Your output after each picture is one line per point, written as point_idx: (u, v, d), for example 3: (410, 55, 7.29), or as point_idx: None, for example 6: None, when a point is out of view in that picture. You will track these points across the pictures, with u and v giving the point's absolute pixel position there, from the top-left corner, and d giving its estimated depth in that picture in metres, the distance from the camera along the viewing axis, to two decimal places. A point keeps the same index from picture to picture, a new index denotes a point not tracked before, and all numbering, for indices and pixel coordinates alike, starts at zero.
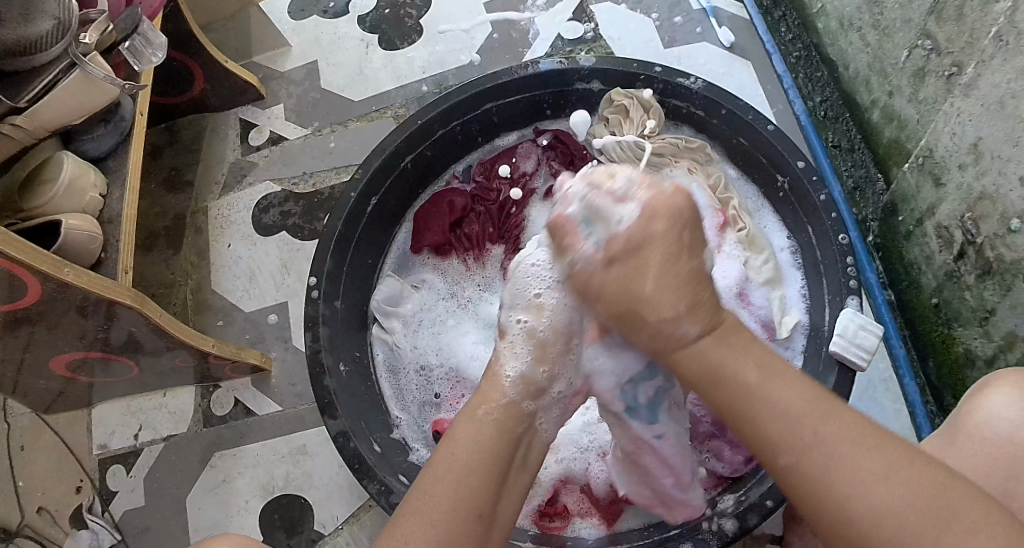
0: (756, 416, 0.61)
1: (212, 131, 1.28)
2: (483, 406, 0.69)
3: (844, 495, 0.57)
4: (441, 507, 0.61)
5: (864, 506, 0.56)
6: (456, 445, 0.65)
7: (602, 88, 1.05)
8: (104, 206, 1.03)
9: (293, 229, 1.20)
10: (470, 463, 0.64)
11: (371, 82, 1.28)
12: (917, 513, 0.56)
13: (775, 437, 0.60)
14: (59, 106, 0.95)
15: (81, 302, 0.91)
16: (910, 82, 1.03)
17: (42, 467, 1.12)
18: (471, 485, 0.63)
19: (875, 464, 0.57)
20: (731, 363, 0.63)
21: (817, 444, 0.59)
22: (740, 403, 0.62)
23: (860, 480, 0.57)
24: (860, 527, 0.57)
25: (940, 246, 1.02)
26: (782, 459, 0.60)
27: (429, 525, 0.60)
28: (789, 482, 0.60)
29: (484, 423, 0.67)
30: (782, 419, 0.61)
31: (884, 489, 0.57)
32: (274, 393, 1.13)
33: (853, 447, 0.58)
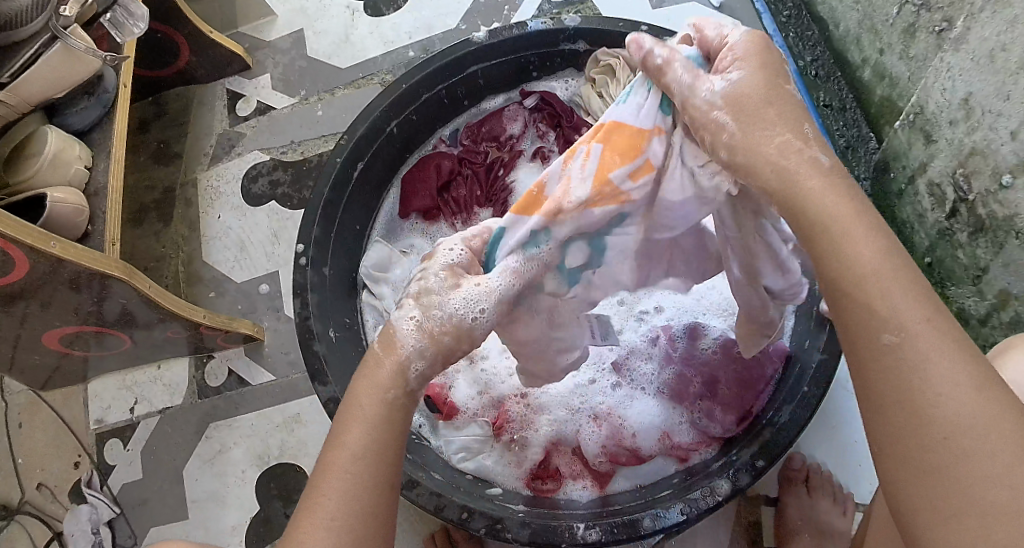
0: (871, 283, 0.54)
1: (198, 102, 1.27)
2: (382, 373, 0.63)
3: (934, 394, 0.50)
4: (357, 479, 0.58)
5: (947, 411, 0.50)
6: (360, 414, 0.61)
7: (588, 49, 1.03)
8: (90, 178, 1.02)
9: (282, 199, 1.19)
10: (373, 437, 0.60)
11: (358, 49, 1.27)
12: (1000, 435, 0.48)
13: (879, 313, 0.53)
14: (41, 80, 0.94)
15: (72, 277, 0.91)
16: (900, 38, 1.02)
17: (40, 443, 1.13)
18: (384, 456, 0.59)
19: (972, 372, 0.50)
20: (850, 239, 0.56)
21: (920, 332, 0.52)
22: (844, 272, 0.55)
23: (957, 384, 0.50)
24: (931, 433, 0.50)
25: (932, 204, 1.02)
26: (885, 336, 0.53)
27: (353, 500, 0.57)
28: (877, 373, 0.53)
29: (382, 401, 0.62)
30: (889, 300, 0.53)
31: (973, 398, 0.49)
32: (267, 363, 1.13)
33: (956, 353, 0.51)
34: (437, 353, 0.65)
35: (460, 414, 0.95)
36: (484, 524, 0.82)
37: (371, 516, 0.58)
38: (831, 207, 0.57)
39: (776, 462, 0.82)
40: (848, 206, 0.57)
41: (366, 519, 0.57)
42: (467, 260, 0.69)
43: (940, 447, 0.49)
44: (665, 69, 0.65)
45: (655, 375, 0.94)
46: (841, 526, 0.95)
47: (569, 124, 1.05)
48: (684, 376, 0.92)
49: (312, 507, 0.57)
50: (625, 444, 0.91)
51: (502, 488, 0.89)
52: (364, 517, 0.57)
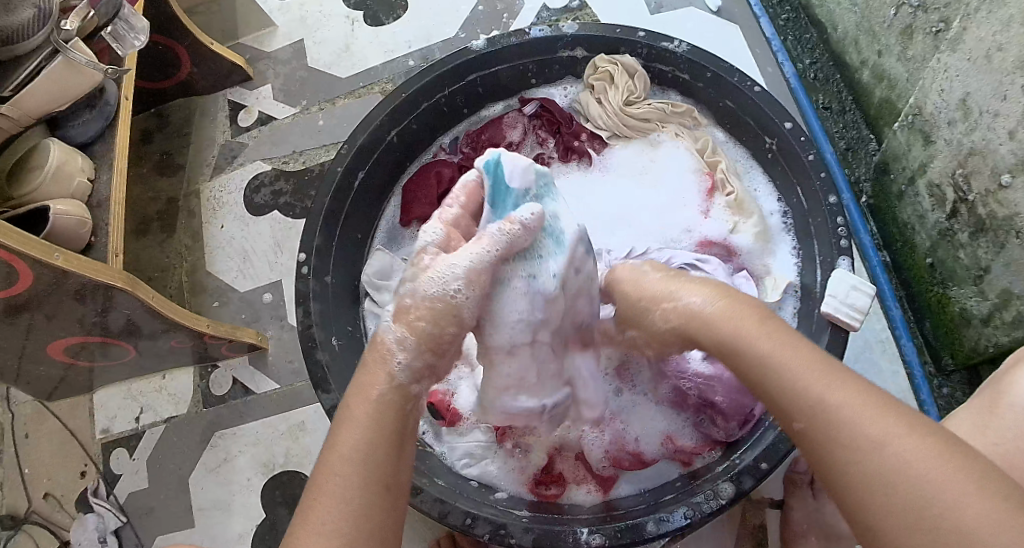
0: (775, 371, 0.59)
1: (201, 113, 1.28)
2: (376, 384, 0.64)
3: (844, 460, 0.53)
4: (350, 482, 0.58)
5: (861, 471, 0.52)
6: (352, 421, 0.62)
7: (586, 55, 1.04)
8: (93, 190, 1.03)
9: (285, 208, 1.20)
10: (364, 440, 0.60)
11: (357, 59, 1.27)
12: (919, 481, 0.50)
13: (783, 401, 0.58)
14: (44, 93, 0.95)
15: (76, 287, 0.92)
16: (898, 40, 1.02)
17: (46, 453, 1.14)
18: (374, 457, 0.60)
19: (875, 429, 0.53)
20: (744, 336, 0.62)
21: (822, 408, 0.55)
22: (755, 365, 0.61)
23: (870, 439, 0.53)
24: (857, 492, 0.52)
25: (932, 204, 1.02)
26: (796, 423, 0.57)
27: (343, 503, 0.57)
28: (803, 448, 0.56)
29: (375, 402, 0.63)
30: (789, 388, 0.58)
31: (884, 452, 0.52)
32: (272, 371, 1.14)
33: (861, 414, 0.54)
34: (418, 342, 0.65)
35: (463, 421, 0.95)
36: (488, 529, 0.82)
37: (365, 516, 0.57)
38: (725, 324, 0.64)
39: (779, 465, 0.82)
40: (746, 317, 0.64)
41: (360, 519, 0.57)
42: (444, 238, 0.69)
43: (866, 504, 0.52)
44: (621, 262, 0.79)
45: (653, 383, 0.92)
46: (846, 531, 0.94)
47: (568, 130, 1.05)
48: (682, 388, 0.90)
49: (307, 516, 0.57)
50: (628, 448, 0.91)
51: (506, 492, 0.90)
52: (358, 520, 0.57)
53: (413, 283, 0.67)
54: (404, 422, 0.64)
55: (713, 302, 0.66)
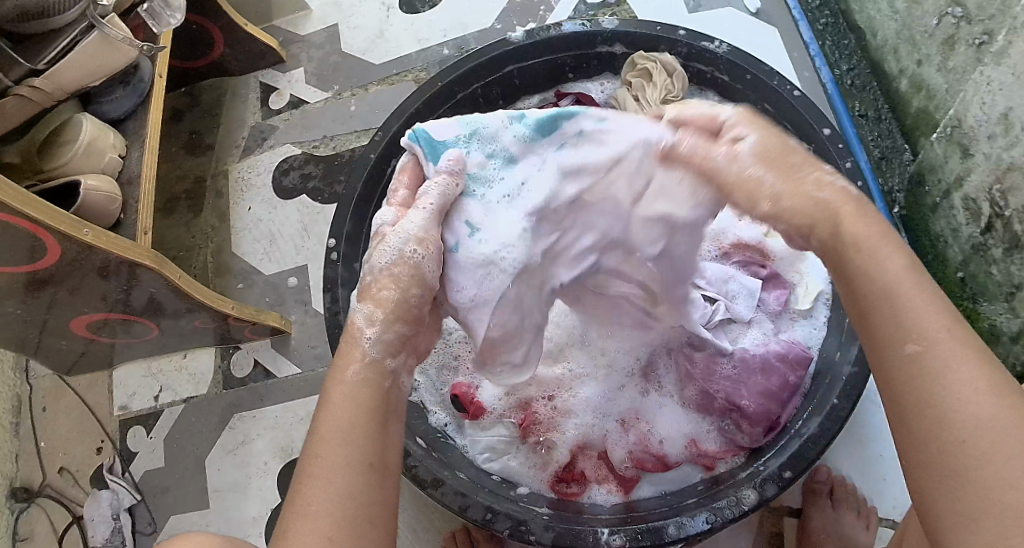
0: (898, 293, 0.54)
1: (232, 94, 1.28)
2: (350, 365, 0.60)
3: (950, 404, 0.49)
4: (334, 464, 0.54)
5: (966, 417, 0.48)
6: (330, 401, 0.57)
7: (625, 51, 1.03)
8: (123, 167, 1.03)
9: (313, 192, 1.19)
10: (347, 419, 0.56)
11: (392, 46, 1.26)
12: (1018, 442, 0.47)
13: (901, 324, 0.53)
14: (78, 68, 0.95)
15: (102, 264, 0.91)
16: (939, 50, 1.01)
17: (64, 428, 1.14)
18: (354, 437, 0.55)
19: (989, 381, 0.49)
20: (879, 254, 0.56)
21: (938, 343, 0.51)
22: (872, 284, 0.55)
23: (969, 394, 0.49)
24: (945, 439, 0.49)
25: (967, 218, 1.00)
26: (907, 345, 0.52)
27: (329, 487, 0.53)
28: (895, 373, 0.52)
29: (355, 382, 0.58)
30: (914, 310, 0.53)
31: (993, 403, 0.48)
32: (294, 355, 1.13)
33: (976, 363, 0.50)
34: (386, 314, 0.63)
35: (486, 414, 0.94)
36: (507, 525, 0.82)
37: (353, 498, 0.53)
38: (853, 234, 0.58)
39: (804, 474, 0.81)
40: (878, 233, 0.58)
41: (347, 501, 0.52)
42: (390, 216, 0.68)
43: (955, 453, 0.48)
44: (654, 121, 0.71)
45: (678, 387, 0.92)
46: (864, 540, 0.94)
47: None
48: (709, 391, 0.90)
49: (294, 505, 0.53)
50: (651, 450, 0.90)
51: (526, 490, 0.89)
52: (348, 503, 0.53)
53: (368, 261, 0.65)
54: (386, 398, 0.59)
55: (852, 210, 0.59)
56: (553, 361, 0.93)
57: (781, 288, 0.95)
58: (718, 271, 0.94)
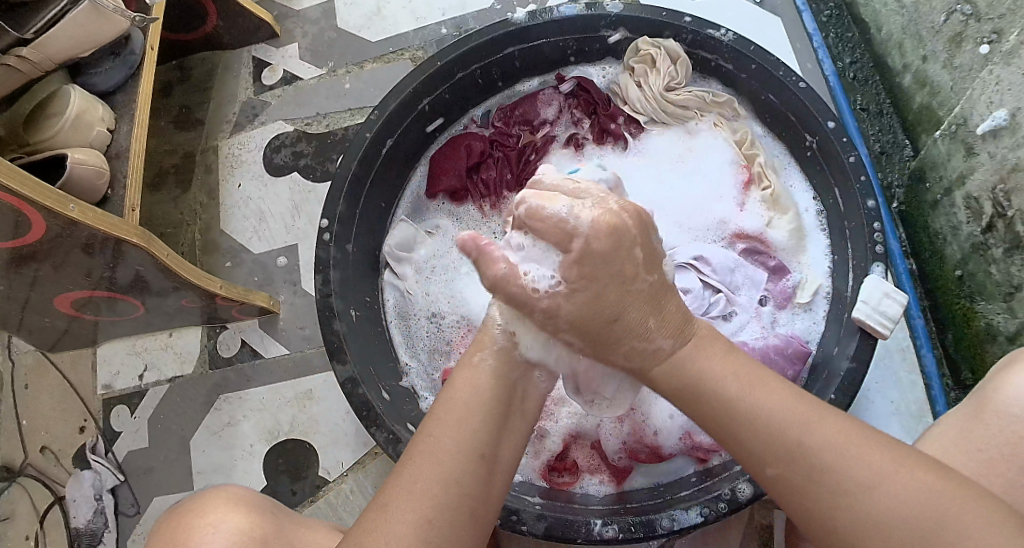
0: (738, 418, 0.60)
1: (224, 67, 1.25)
2: (478, 351, 0.67)
3: (832, 506, 0.55)
4: (445, 448, 0.60)
5: (852, 512, 0.55)
6: (454, 389, 0.64)
7: (628, 37, 1.01)
8: (112, 141, 1.00)
9: (305, 170, 1.17)
10: (471, 408, 0.63)
11: (388, 23, 1.23)
12: (905, 523, 0.53)
13: (756, 449, 0.59)
14: (67, 37, 0.92)
15: (87, 239, 0.89)
16: (945, 47, 1.00)
17: (46, 406, 1.12)
18: (472, 425, 0.62)
19: (861, 472, 0.55)
20: (714, 376, 0.62)
21: (801, 455, 0.57)
22: (715, 410, 0.61)
23: (849, 487, 0.55)
24: (844, 538, 0.55)
25: (967, 217, 1.00)
26: (768, 470, 0.58)
27: (438, 465, 0.59)
28: (774, 491, 0.58)
29: (482, 368, 0.66)
30: (763, 433, 0.59)
31: (868, 494, 0.55)
32: (282, 336, 1.11)
33: (844, 458, 0.56)
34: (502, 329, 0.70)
35: None
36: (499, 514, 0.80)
37: (457, 485, 0.59)
38: (692, 366, 0.63)
39: None
40: (722, 362, 0.63)
41: (450, 485, 0.59)
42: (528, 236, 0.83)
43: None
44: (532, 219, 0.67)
45: None
46: None
47: (605, 112, 1.03)
48: None
49: (401, 478, 0.60)
50: (645, 440, 0.88)
51: (517, 479, 0.88)
52: (449, 487, 0.59)
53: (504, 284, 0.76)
54: (511, 397, 0.65)
55: (688, 340, 0.64)
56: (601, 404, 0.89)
57: (784, 280, 0.95)
58: (725, 261, 0.92)
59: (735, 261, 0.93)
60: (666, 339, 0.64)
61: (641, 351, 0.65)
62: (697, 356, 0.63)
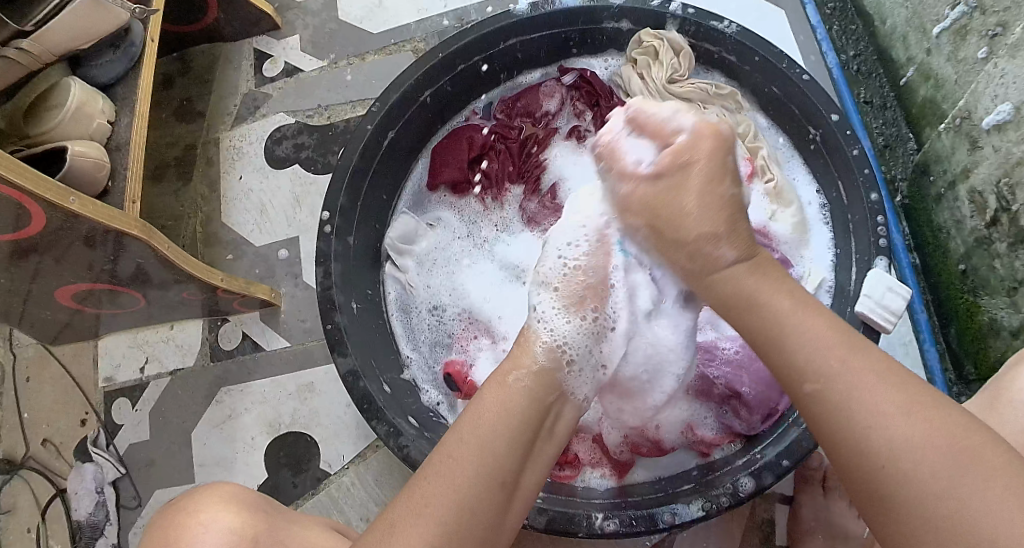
0: (785, 327, 0.59)
1: (225, 59, 1.24)
2: (513, 372, 0.67)
3: (866, 426, 0.54)
4: (466, 470, 0.59)
5: (884, 437, 0.53)
6: (485, 407, 0.63)
7: (632, 28, 1.01)
8: (112, 132, 1.00)
9: (306, 162, 1.16)
10: (499, 430, 0.62)
11: (390, 15, 1.23)
12: (934, 451, 0.52)
13: (802, 360, 0.58)
14: (66, 29, 0.92)
15: (88, 232, 0.89)
16: (950, 41, 0.99)
17: (47, 398, 1.12)
18: (497, 448, 0.61)
19: (898, 399, 0.55)
20: (765, 290, 0.62)
21: (839, 375, 0.56)
22: (764, 324, 0.61)
23: (883, 412, 0.54)
24: (874, 460, 0.53)
25: (971, 211, 0.99)
26: (807, 386, 0.57)
27: (454, 489, 0.59)
28: (806, 411, 0.58)
29: (517, 389, 0.65)
30: (809, 348, 0.58)
31: (903, 423, 0.53)
32: (283, 329, 1.11)
33: (883, 382, 0.55)
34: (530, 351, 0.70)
35: None
36: None
37: (467, 511, 0.58)
38: (747, 279, 0.63)
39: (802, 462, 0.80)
40: (776, 282, 0.63)
41: (462, 511, 0.58)
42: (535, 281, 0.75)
43: (883, 475, 0.53)
44: (645, 117, 0.69)
45: None
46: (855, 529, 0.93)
47: (608, 104, 1.01)
48: (708, 376, 0.88)
49: (416, 495, 0.59)
50: (647, 435, 0.87)
51: None
52: (462, 512, 0.58)
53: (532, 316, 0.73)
54: (541, 421, 0.65)
55: (745, 260, 0.64)
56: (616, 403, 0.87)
57: None
58: None
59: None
60: (730, 250, 0.64)
61: (703, 253, 0.65)
62: (755, 272, 0.63)
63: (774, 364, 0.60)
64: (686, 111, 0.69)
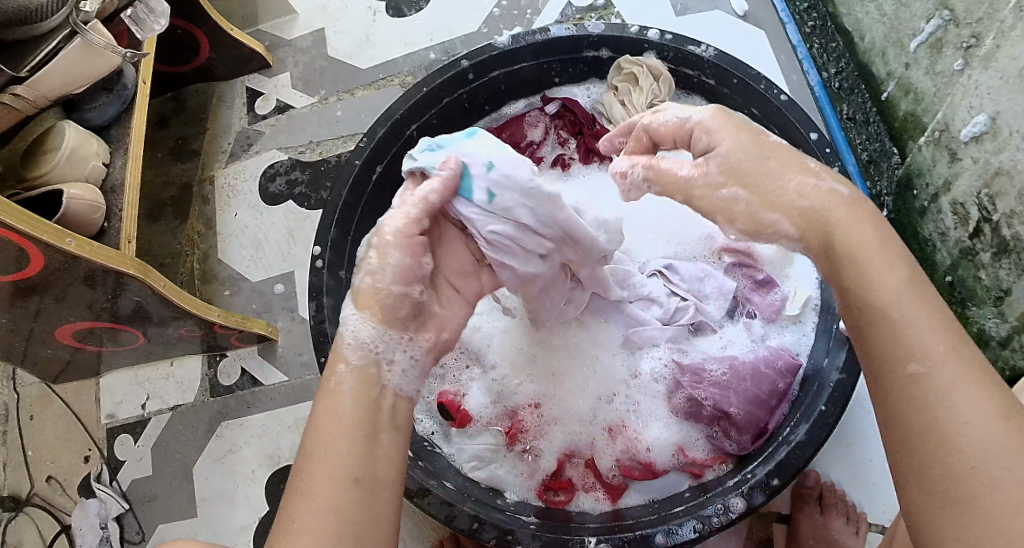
0: (907, 306, 0.52)
1: (219, 98, 1.27)
2: (332, 376, 0.61)
3: (962, 422, 0.48)
4: (320, 482, 0.54)
5: (976, 440, 0.48)
6: (318, 420, 0.58)
7: (611, 56, 1.03)
8: (107, 174, 1.02)
9: (300, 198, 1.19)
10: (337, 434, 0.57)
11: (379, 50, 1.25)
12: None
13: (909, 335, 0.52)
14: (60, 75, 0.94)
15: (87, 272, 0.90)
16: (926, 54, 1.01)
17: (50, 436, 1.13)
18: (340, 450, 0.56)
19: (997, 402, 0.49)
20: (884, 254, 0.55)
21: (947, 361, 0.50)
22: (878, 297, 0.54)
23: (975, 412, 0.49)
24: (957, 463, 0.48)
25: (955, 222, 1.00)
26: (910, 365, 0.51)
27: (313, 502, 0.54)
28: (900, 396, 0.51)
29: (339, 391, 0.60)
30: (914, 333, 0.52)
31: (998, 426, 0.48)
32: (281, 363, 1.13)
33: (979, 386, 0.49)
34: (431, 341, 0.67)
35: (473, 422, 0.93)
36: (495, 535, 0.81)
37: (341, 517, 0.54)
38: (855, 230, 0.57)
39: (793, 479, 0.80)
40: (877, 231, 0.57)
41: (330, 517, 0.53)
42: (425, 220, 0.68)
43: (963, 479, 0.48)
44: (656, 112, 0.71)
45: (665, 396, 0.91)
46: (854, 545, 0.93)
47: (590, 130, 1.04)
48: (697, 398, 0.88)
49: (279, 522, 0.54)
50: (637, 457, 0.89)
51: (512, 499, 0.88)
52: (330, 518, 0.53)
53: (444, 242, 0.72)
54: (374, 413, 0.60)
55: (856, 202, 0.60)
56: (598, 416, 0.91)
57: (771, 293, 0.95)
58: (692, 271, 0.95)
59: (703, 272, 0.94)
60: (842, 186, 0.61)
61: (813, 187, 0.61)
62: (852, 221, 0.58)
63: (872, 340, 0.54)
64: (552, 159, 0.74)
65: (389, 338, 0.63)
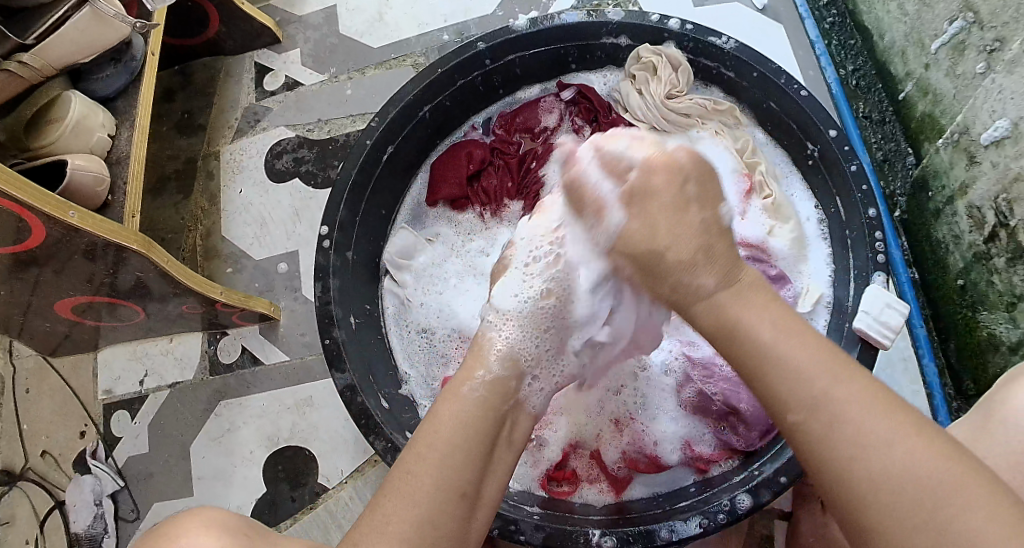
0: (768, 366, 0.56)
1: (227, 72, 1.25)
2: (467, 382, 0.66)
3: (849, 456, 0.52)
4: (424, 486, 0.59)
5: (865, 468, 0.52)
6: (440, 421, 0.62)
7: (630, 44, 1.01)
8: (113, 146, 1.00)
9: (307, 176, 1.17)
10: (455, 444, 0.61)
11: (391, 29, 1.23)
12: (924, 474, 0.51)
13: (781, 391, 0.55)
14: (67, 43, 0.92)
15: (88, 245, 0.88)
16: (947, 55, 0.99)
17: (47, 410, 1.12)
18: (453, 461, 0.60)
19: (886, 426, 0.52)
20: (749, 316, 0.58)
21: (825, 405, 0.54)
22: (748, 355, 0.57)
23: (865, 444, 0.52)
24: (856, 490, 0.52)
25: (970, 226, 0.99)
26: (789, 416, 0.55)
27: (413, 504, 0.58)
28: (791, 440, 0.55)
29: (469, 400, 0.65)
30: (792, 378, 0.55)
31: (887, 453, 0.52)
32: (283, 343, 1.11)
33: (869, 410, 0.53)
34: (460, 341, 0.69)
35: None
36: (498, 524, 0.80)
37: (434, 525, 0.58)
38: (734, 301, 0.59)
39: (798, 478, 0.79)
40: (751, 293, 0.59)
41: (425, 526, 0.58)
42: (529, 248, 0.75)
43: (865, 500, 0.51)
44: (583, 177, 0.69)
45: (674, 390, 0.90)
46: None
47: (606, 119, 1.02)
48: (706, 393, 0.88)
49: (377, 515, 0.59)
50: (644, 450, 0.89)
51: (516, 488, 0.88)
52: (425, 526, 0.58)
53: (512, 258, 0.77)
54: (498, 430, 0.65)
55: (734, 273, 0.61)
56: (603, 408, 0.90)
57: (784, 290, 0.93)
58: None
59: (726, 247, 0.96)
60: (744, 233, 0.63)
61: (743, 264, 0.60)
62: (735, 301, 0.60)
63: (757, 391, 0.58)
64: (640, 145, 0.68)
65: (537, 354, 0.73)
